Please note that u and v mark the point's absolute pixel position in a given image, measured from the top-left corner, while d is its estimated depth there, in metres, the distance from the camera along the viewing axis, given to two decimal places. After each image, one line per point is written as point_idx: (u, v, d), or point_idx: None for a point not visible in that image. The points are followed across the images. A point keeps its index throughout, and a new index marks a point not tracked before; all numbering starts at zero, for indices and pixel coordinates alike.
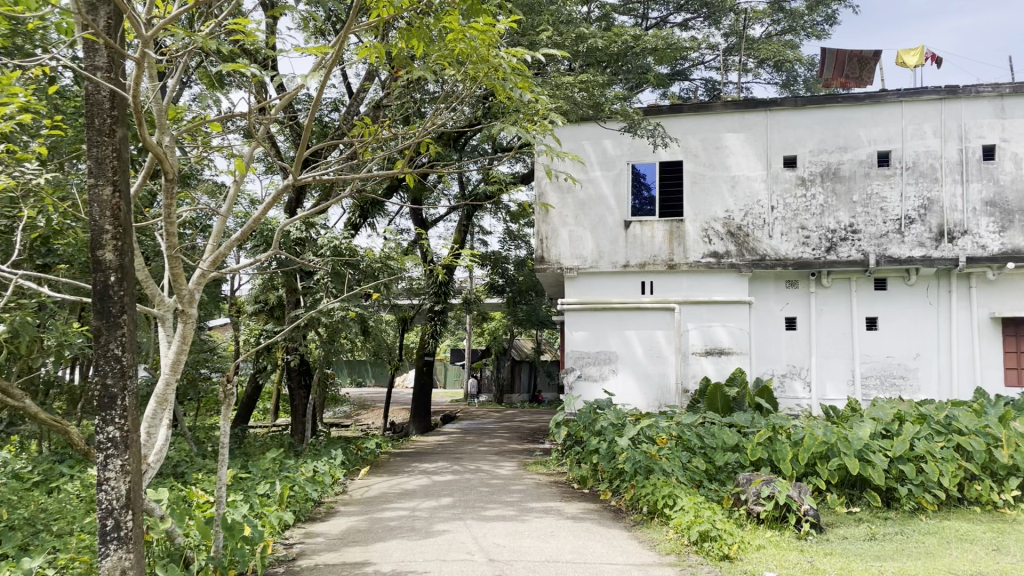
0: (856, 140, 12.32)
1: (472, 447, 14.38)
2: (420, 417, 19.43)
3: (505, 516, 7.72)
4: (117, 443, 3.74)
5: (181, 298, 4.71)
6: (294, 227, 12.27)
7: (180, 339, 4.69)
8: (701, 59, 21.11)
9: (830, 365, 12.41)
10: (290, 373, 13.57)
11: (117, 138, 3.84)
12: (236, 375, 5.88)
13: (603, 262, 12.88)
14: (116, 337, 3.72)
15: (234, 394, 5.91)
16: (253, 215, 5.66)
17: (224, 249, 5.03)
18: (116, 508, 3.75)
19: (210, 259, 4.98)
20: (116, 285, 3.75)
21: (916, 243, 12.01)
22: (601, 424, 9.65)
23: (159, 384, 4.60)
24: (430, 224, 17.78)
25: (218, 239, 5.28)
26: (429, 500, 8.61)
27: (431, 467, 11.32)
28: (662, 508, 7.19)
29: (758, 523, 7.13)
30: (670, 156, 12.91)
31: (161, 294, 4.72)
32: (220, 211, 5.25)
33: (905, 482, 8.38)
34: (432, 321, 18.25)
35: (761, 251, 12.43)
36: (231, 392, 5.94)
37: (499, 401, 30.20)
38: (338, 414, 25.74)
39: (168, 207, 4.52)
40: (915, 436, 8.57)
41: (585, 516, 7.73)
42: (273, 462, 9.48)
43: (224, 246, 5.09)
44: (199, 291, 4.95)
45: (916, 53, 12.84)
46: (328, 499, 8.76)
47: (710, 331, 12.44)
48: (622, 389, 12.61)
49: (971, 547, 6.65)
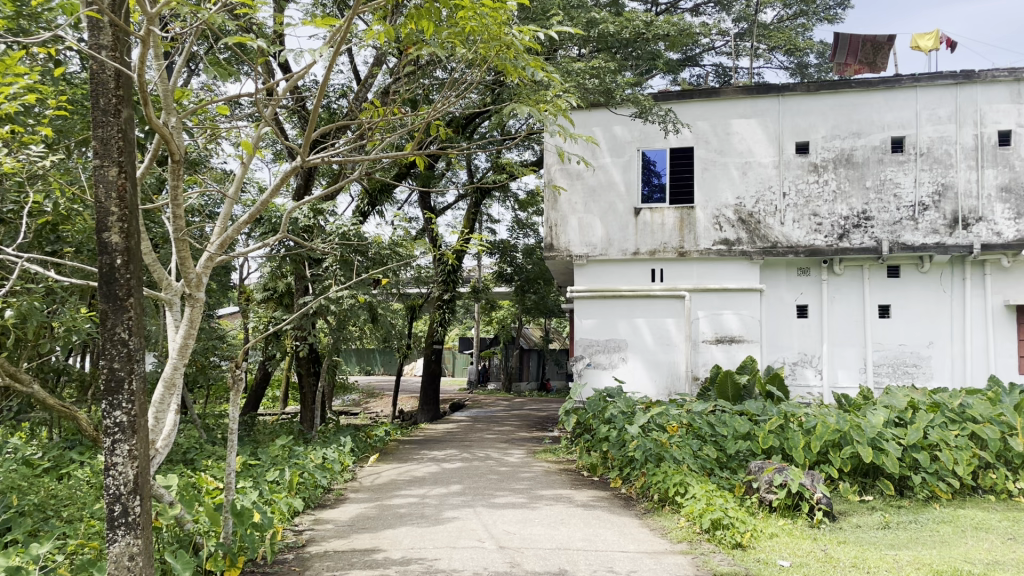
0: (870, 126, 12.19)
1: (481, 435, 14.35)
2: (429, 405, 19.42)
3: (515, 503, 7.69)
4: (125, 427, 3.70)
5: (188, 282, 4.64)
6: (302, 214, 12.16)
7: (188, 323, 4.62)
8: (711, 45, 21.00)
9: (842, 353, 12.32)
10: (299, 360, 13.47)
11: (122, 119, 3.79)
12: (246, 361, 5.84)
13: (613, 249, 12.79)
14: (123, 321, 3.68)
15: (243, 379, 5.87)
16: (261, 200, 5.62)
17: (231, 232, 4.99)
18: (124, 494, 3.71)
19: (217, 243, 4.94)
20: (122, 268, 3.69)
21: (930, 230, 11.89)
22: (612, 412, 9.60)
23: (167, 369, 4.55)
24: (438, 211, 17.75)
25: (226, 224, 5.24)
26: (439, 488, 8.58)
27: (440, 455, 11.31)
28: (673, 496, 7.14)
29: (770, 511, 7.06)
30: (681, 142, 12.79)
31: (168, 278, 4.64)
32: (226, 194, 5.19)
33: (918, 471, 8.32)
34: (441, 309, 18.34)
35: (773, 238, 12.34)
36: (240, 379, 5.88)
37: (508, 389, 30.19)
38: (347, 402, 25.78)
39: (175, 190, 4.44)
40: (929, 425, 8.51)
41: (596, 504, 7.69)
42: (283, 450, 9.48)
43: (232, 230, 5.04)
44: (206, 275, 4.90)
45: (931, 37, 12.67)
46: (337, 486, 8.74)
47: (720, 319, 12.36)
48: (632, 376, 12.55)
49: (987, 535, 6.57)
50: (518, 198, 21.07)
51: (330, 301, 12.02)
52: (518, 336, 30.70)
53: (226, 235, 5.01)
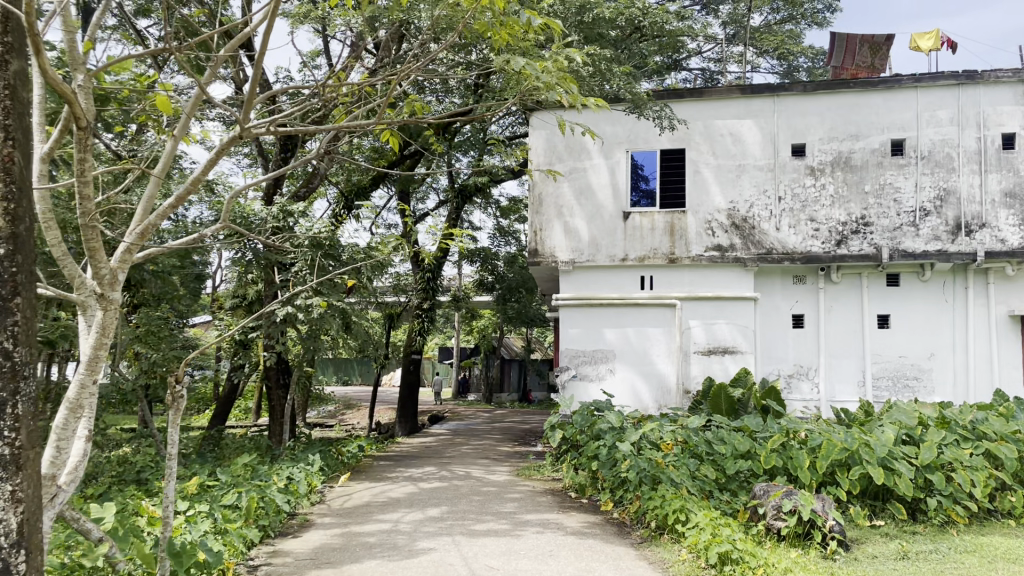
0: (869, 128, 11.66)
1: (460, 449, 13.61)
2: (406, 418, 18.61)
3: (498, 530, 7.01)
4: (8, 462, 3.06)
5: (100, 281, 4.13)
6: (270, 215, 11.38)
7: (100, 329, 4.12)
8: (698, 49, 20.58)
9: (840, 365, 11.76)
10: (268, 371, 12.67)
11: (12, 73, 3.27)
12: (187, 376, 5.08)
13: (600, 255, 12.18)
14: (7, 325, 3.09)
15: (184, 396, 5.12)
16: (197, 181, 4.93)
17: (154, 220, 4.40)
18: (7, 546, 3.04)
19: (136, 232, 4.39)
20: (5, 258, 3.13)
21: (932, 237, 11.37)
22: (600, 428, 8.95)
23: (73, 390, 3.98)
24: (417, 215, 17.07)
25: (151, 212, 4.60)
26: (415, 512, 7.87)
27: (418, 473, 10.61)
28: (673, 524, 6.48)
29: (778, 540, 6.43)
30: (672, 143, 12.22)
31: (81, 276, 4.17)
32: (153, 175, 4.54)
33: (932, 493, 7.74)
34: (419, 318, 17.61)
35: (768, 244, 11.77)
36: (180, 395, 5.10)
37: (489, 401, 29.45)
38: (322, 414, 24.93)
39: (81, 166, 3.88)
40: (941, 443, 7.96)
41: (588, 531, 7.02)
42: (246, 468, 8.76)
43: (157, 216, 4.45)
44: (124, 270, 4.42)
45: (931, 37, 12.19)
46: (302, 511, 8.01)
47: (713, 328, 11.77)
48: (620, 389, 11.92)
49: (1018, 568, 5.97)
50: (500, 205, 20.48)
51: (299, 310, 11.25)
52: (499, 346, 30.07)
53: (150, 224, 4.45)
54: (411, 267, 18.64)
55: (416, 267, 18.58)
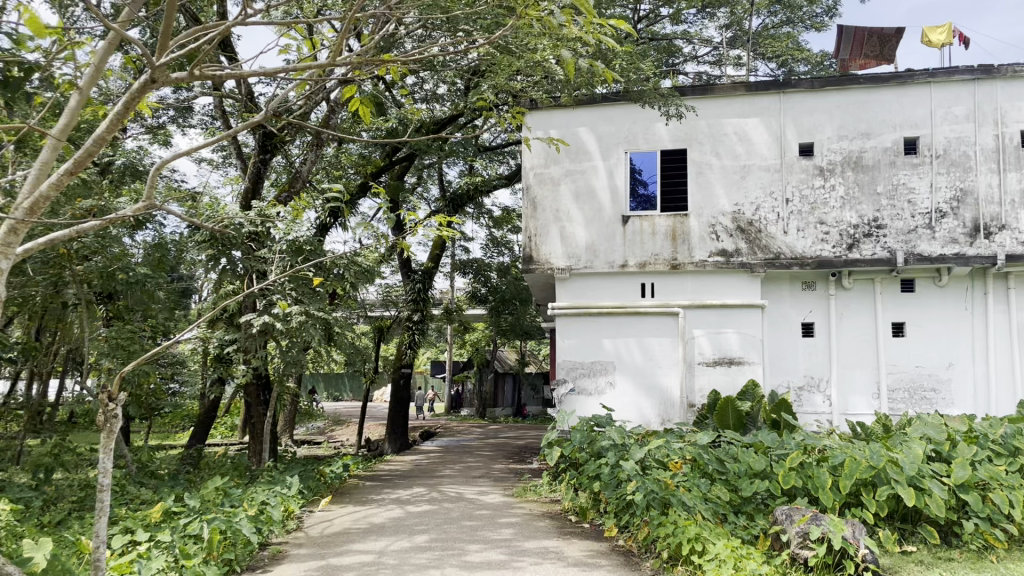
0: (880, 125, 11.07)
1: (452, 468, 12.90)
2: (396, 435, 17.72)
3: (492, 562, 6.33)
4: None
5: None
6: (247, 220, 10.74)
7: None
8: (694, 53, 20.05)
9: (853, 377, 11.11)
10: (248, 387, 11.88)
11: None
12: (119, 394, 4.55)
13: (599, 261, 11.57)
14: None
15: (120, 417, 4.60)
16: (101, 139, 4.65)
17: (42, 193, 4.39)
18: None
19: (25, 207, 4.38)
20: None
21: (948, 240, 10.76)
22: (602, 445, 8.30)
23: None
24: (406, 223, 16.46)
25: (49, 173, 4.60)
26: (400, 540, 7.19)
27: (405, 494, 9.90)
28: (687, 555, 5.87)
29: (806, 572, 5.81)
30: (672, 143, 11.63)
31: None
32: (49, 137, 4.43)
33: (967, 515, 7.12)
34: (410, 330, 16.95)
35: (775, 249, 11.15)
36: (114, 416, 4.60)
37: (483, 416, 28.71)
38: (310, 431, 24.17)
39: None
40: (973, 459, 7.39)
41: (592, 562, 6.34)
42: (217, 492, 8.12)
43: (45, 187, 4.46)
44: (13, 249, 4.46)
45: (944, 30, 11.63)
46: (275, 541, 7.32)
47: (719, 338, 11.13)
48: (620, 403, 11.27)
49: None
50: (493, 214, 19.86)
51: (278, 320, 10.54)
52: (493, 359, 29.41)
53: (38, 196, 4.46)
54: (400, 278, 17.99)
55: (406, 277, 18.05)
